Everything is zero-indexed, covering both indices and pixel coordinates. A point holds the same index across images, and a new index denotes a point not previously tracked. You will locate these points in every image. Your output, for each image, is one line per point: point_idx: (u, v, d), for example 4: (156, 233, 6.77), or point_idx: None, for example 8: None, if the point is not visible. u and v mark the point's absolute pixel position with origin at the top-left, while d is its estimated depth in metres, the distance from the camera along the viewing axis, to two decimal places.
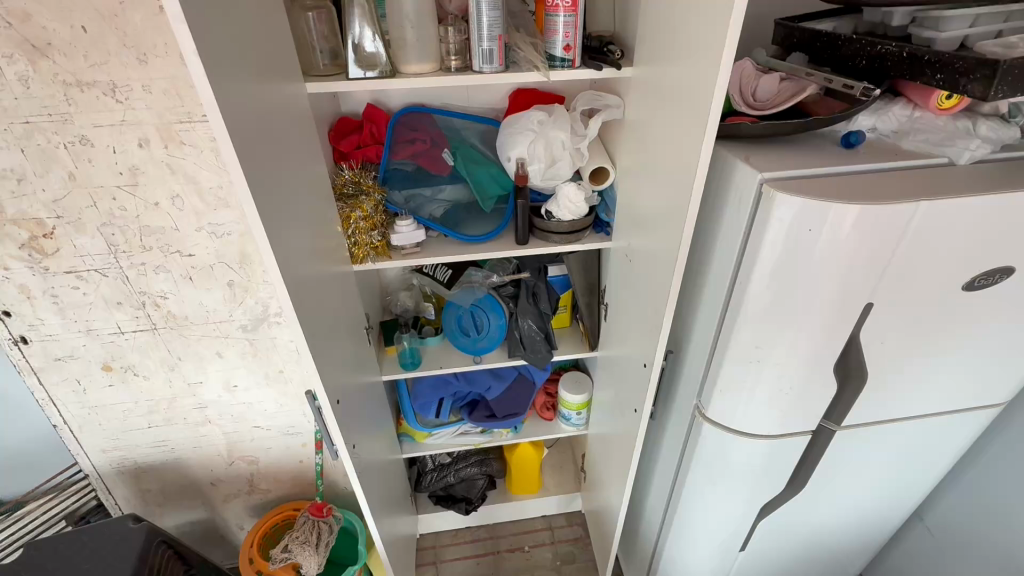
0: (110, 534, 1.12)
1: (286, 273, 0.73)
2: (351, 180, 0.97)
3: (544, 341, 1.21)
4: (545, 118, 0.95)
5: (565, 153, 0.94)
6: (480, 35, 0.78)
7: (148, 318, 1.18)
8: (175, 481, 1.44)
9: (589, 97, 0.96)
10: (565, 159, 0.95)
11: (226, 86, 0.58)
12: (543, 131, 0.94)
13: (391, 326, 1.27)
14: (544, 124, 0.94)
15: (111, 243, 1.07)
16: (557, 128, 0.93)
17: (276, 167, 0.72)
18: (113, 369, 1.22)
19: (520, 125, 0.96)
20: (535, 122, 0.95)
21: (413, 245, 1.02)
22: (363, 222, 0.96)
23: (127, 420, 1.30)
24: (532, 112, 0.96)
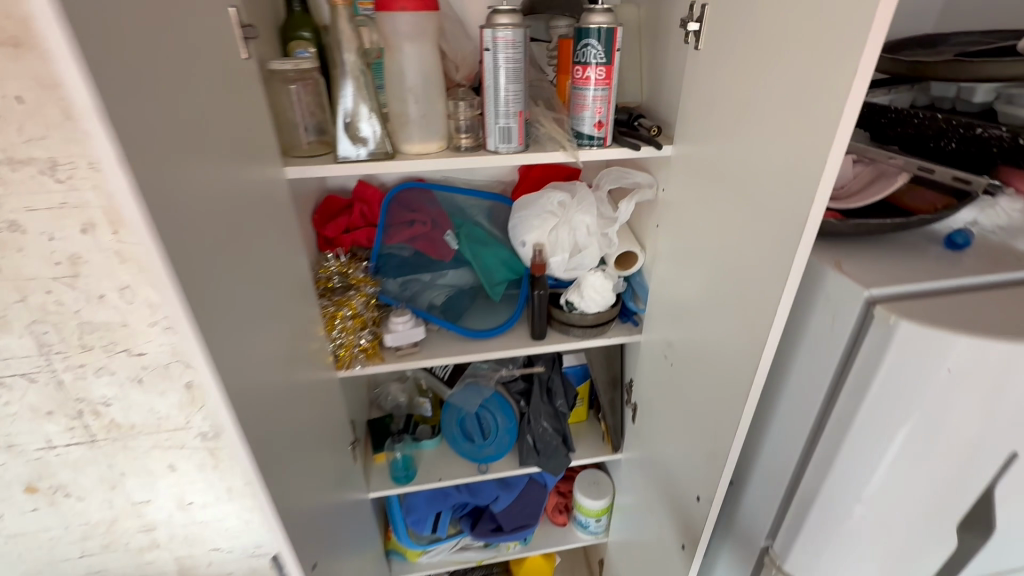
0: None
1: (258, 412, 0.56)
2: (338, 270, 0.82)
3: (561, 444, 1.05)
4: (567, 199, 0.82)
5: (592, 240, 0.81)
6: (497, 111, 0.66)
7: (85, 429, 0.86)
8: None
9: (613, 173, 0.83)
10: (592, 248, 0.81)
11: (180, 186, 0.43)
12: (567, 214, 0.81)
13: (380, 429, 1.08)
14: (566, 207, 0.81)
15: (41, 343, 0.76)
16: (582, 213, 0.80)
17: (248, 273, 0.56)
18: (38, 491, 0.91)
19: (538, 205, 0.83)
20: (555, 204, 0.82)
21: (411, 344, 0.86)
22: (351, 321, 0.81)
23: (52, 548, 1.01)
24: (551, 191, 0.83)
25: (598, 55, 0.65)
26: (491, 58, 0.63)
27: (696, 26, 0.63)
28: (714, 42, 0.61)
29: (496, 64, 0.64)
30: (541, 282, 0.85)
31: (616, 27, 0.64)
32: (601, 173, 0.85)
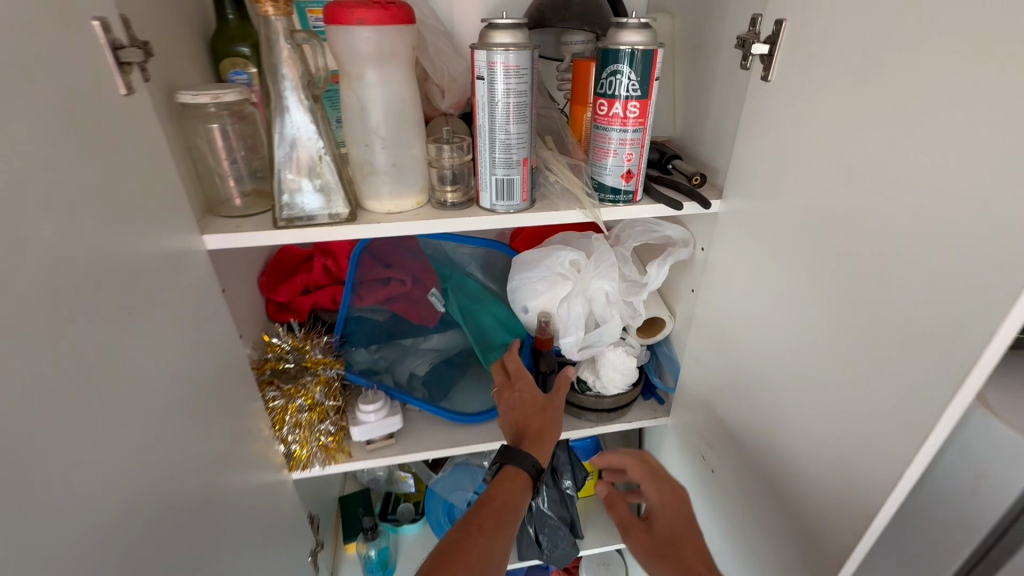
0: None
1: None
2: (292, 347, 0.65)
3: (568, 532, 0.89)
4: (580, 260, 0.65)
5: (612, 312, 0.65)
6: (492, 159, 0.49)
7: None
8: None
9: (637, 225, 0.66)
10: (615, 320, 0.65)
11: None
12: (580, 279, 0.64)
13: (354, 512, 0.92)
14: (579, 270, 0.65)
15: None
16: (599, 277, 0.63)
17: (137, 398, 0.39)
18: None
19: (544, 266, 0.66)
20: (565, 266, 0.65)
21: (385, 435, 0.69)
22: (306, 414, 0.64)
23: None
24: (559, 248, 0.67)
25: (631, 86, 0.48)
26: (486, 89, 0.46)
27: (765, 48, 0.47)
28: (794, 73, 0.45)
29: (492, 96, 0.47)
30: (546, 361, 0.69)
31: (657, 48, 0.47)
32: (623, 225, 0.68)
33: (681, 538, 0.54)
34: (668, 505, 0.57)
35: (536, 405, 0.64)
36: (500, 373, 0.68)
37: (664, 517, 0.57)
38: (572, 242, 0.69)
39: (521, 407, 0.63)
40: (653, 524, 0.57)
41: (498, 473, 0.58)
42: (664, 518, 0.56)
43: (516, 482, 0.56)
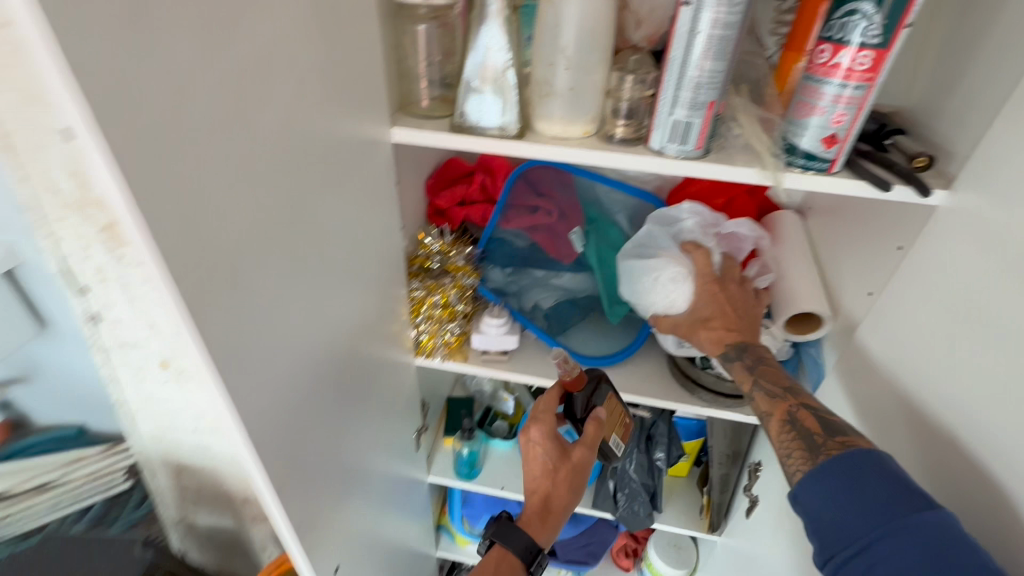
0: None
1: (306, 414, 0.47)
2: (439, 250, 0.71)
3: (648, 502, 0.88)
4: (680, 273, 0.61)
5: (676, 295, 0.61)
6: (675, 97, 0.46)
7: None
8: None
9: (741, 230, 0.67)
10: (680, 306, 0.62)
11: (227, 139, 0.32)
12: (670, 298, 0.61)
13: (457, 413, 1.01)
14: (672, 285, 0.61)
15: None
16: (687, 304, 0.61)
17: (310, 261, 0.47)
18: None
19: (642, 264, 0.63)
20: (666, 275, 0.60)
21: (501, 351, 0.74)
22: (439, 311, 0.71)
23: None
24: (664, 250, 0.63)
25: (869, 31, 0.40)
26: (691, 16, 0.42)
27: None
28: None
29: (695, 25, 0.42)
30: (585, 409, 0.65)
31: None
32: (729, 220, 0.68)
33: (714, 317, 0.59)
34: (711, 288, 0.60)
35: (553, 467, 0.65)
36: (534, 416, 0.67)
37: (702, 301, 0.60)
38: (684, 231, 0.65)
39: (532, 461, 0.66)
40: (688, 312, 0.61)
41: (488, 548, 0.64)
42: (699, 299, 0.61)
43: (503, 563, 0.62)
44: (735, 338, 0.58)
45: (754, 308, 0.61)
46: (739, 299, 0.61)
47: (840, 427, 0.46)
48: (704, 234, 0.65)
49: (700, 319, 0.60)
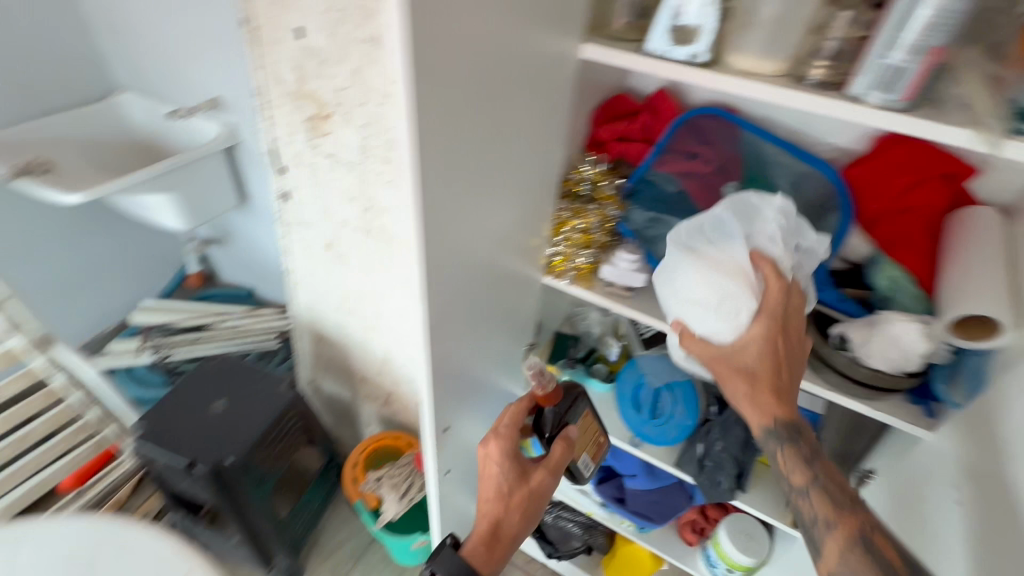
0: (267, 381, 1.26)
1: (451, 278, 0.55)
2: (591, 177, 0.77)
3: (733, 478, 0.86)
4: (747, 308, 0.63)
5: (721, 332, 0.64)
6: (894, 39, 0.43)
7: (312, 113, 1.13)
8: (340, 360, 1.53)
9: (810, 243, 0.66)
10: (725, 335, 0.64)
11: None
12: (723, 333, 0.64)
13: (563, 345, 1.06)
14: (739, 319, 0.63)
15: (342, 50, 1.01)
16: (744, 343, 0.62)
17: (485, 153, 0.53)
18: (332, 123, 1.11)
19: (709, 285, 0.65)
20: (735, 305, 0.63)
21: (626, 287, 0.77)
22: (578, 234, 0.77)
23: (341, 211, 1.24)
24: (737, 281, 0.62)
25: None
26: None
27: None
28: None
29: None
30: (549, 424, 0.80)
31: None
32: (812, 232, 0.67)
33: (757, 372, 0.62)
34: (770, 337, 0.61)
35: (512, 497, 0.76)
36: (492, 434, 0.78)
37: (757, 352, 0.62)
38: (761, 232, 0.65)
39: (487, 487, 0.77)
40: (738, 353, 0.63)
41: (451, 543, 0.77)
42: (752, 343, 0.62)
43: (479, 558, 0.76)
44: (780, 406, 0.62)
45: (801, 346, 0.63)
46: (791, 337, 0.62)
47: (912, 563, 0.52)
48: (779, 253, 0.63)
49: (753, 375, 0.63)
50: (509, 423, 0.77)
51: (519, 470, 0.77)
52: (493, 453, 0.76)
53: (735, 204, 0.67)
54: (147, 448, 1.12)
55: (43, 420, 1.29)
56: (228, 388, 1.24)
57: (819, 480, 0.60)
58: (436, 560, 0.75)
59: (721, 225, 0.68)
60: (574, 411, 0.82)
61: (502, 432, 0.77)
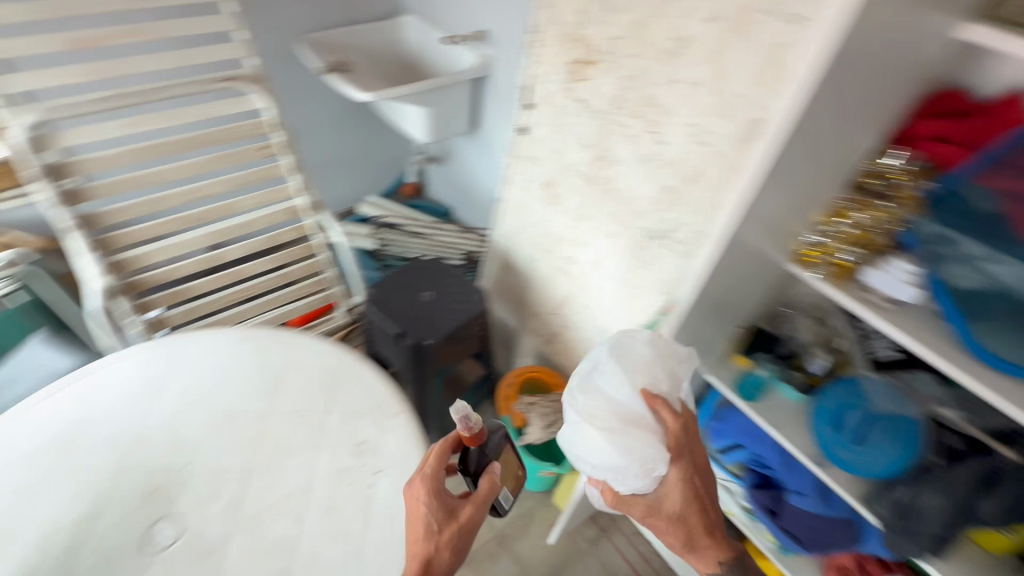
0: (465, 288, 1.43)
1: None
2: (889, 174, 0.78)
3: (932, 538, 0.77)
4: (656, 444, 0.86)
5: (640, 483, 0.88)
6: None
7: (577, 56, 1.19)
8: (519, 291, 1.67)
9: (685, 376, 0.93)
10: (641, 485, 0.88)
11: None
12: (641, 479, 0.87)
13: (762, 339, 1.01)
14: (652, 470, 0.86)
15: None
16: (658, 494, 0.90)
17: None
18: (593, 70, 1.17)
19: (616, 460, 0.87)
20: (640, 461, 0.86)
21: (883, 296, 0.78)
22: (849, 229, 0.80)
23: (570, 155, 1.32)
24: (642, 420, 0.87)
25: None
26: None
27: None
28: None
29: None
30: (473, 463, 0.87)
31: None
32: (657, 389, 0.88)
33: (691, 524, 0.92)
34: (686, 477, 0.88)
35: (438, 528, 0.77)
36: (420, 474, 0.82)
37: (685, 485, 0.88)
38: (649, 383, 0.89)
39: (414, 528, 0.78)
40: (665, 495, 0.90)
41: None
42: (673, 488, 0.89)
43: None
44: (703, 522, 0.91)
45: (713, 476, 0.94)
46: (707, 476, 0.91)
47: None
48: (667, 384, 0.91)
49: (688, 509, 0.90)
50: (436, 464, 0.82)
51: (447, 506, 0.79)
52: (423, 492, 0.80)
53: (611, 369, 0.90)
54: (371, 311, 1.36)
55: (300, 266, 1.59)
56: (435, 283, 1.43)
57: (741, 556, 0.96)
58: None
59: (605, 371, 0.91)
60: (500, 449, 0.91)
61: (430, 469, 0.82)
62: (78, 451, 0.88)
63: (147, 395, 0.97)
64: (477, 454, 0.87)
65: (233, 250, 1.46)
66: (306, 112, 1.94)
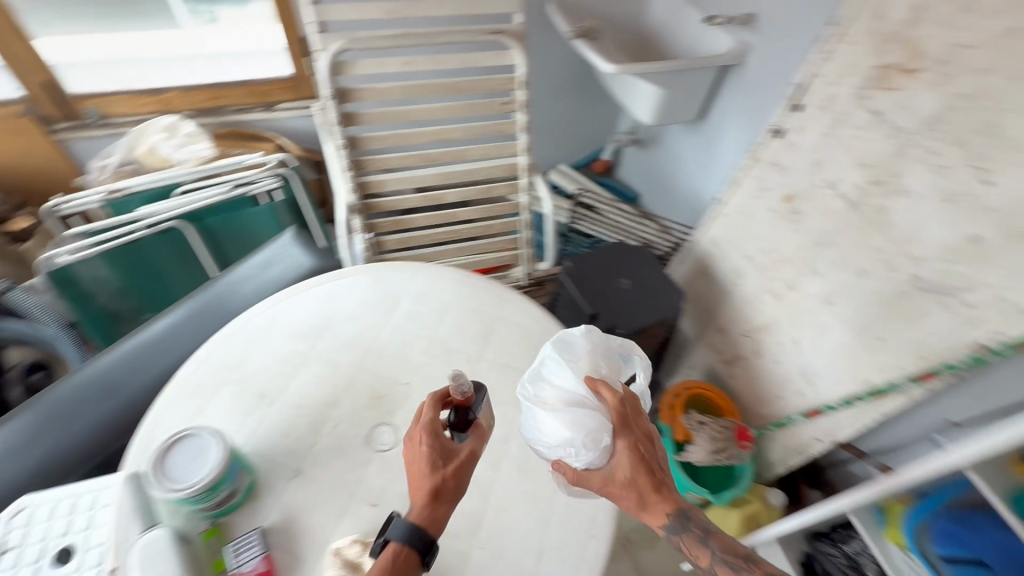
0: (661, 285, 1.36)
1: None
2: None
3: None
4: (599, 419, 0.78)
5: (594, 453, 0.78)
6: None
7: (891, 61, 1.01)
8: (710, 301, 1.56)
9: (613, 363, 0.85)
10: (594, 457, 0.78)
11: None
12: (594, 457, 0.78)
13: None
14: (599, 440, 0.77)
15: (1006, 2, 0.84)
16: (611, 465, 0.79)
17: None
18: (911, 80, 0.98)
19: (569, 444, 0.78)
20: (591, 431, 0.77)
21: None
22: None
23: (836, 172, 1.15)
24: (591, 400, 0.79)
25: None
26: None
27: None
28: None
29: None
30: (463, 421, 0.82)
31: None
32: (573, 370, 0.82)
33: (650, 490, 0.79)
34: (631, 447, 0.78)
35: (437, 462, 0.75)
36: (414, 427, 0.79)
37: (628, 452, 0.78)
38: (574, 363, 0.82)
39: (417, 468, 0.76)
40: (617, 468, 0.79)
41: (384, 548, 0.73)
42: (622, 460, 0.79)
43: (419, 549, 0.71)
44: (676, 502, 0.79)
45: (652, 442, 0.81)
46: (648, 442, 0.80)
47: None
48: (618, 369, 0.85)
49: (631, 478, 0.78)
50: (432, 419, 0.77)
51: (440, 447, 0.76)
52: (422, 440, 0.76)
53: (556, 358, 0.82)
54: (565, 283, 1.37)
55: (502, 221, 1.64)
56: (631, 273, 1.38)
57: (684, 507, 0.80)
58: (392, 529, 0.72)
59: (552, 364, 0.83)
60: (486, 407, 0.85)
61: (425, 424, 0.77)
62: (324, 341, 1.02)
63: (378, 309, 1.08)
64: (459, 417, 0.81)
65: (453, 193, 1.55)
66: (539, 73, 1.97)
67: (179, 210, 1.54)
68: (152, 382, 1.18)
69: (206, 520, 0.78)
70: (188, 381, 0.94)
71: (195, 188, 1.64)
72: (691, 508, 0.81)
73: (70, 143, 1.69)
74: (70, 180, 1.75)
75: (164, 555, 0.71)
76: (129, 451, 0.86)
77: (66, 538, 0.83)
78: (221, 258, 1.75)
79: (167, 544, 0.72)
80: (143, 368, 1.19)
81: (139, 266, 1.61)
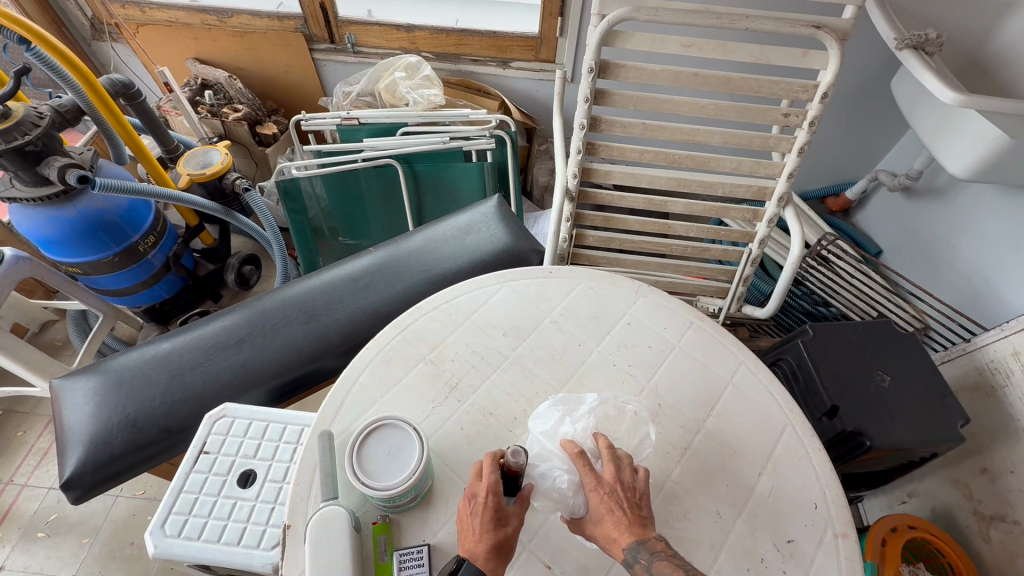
0: (936, 396, 1.02)
1: None
2: None
3: None
4: (565, 472, 0.70)
5: (576, 495, 0.68)
6: None
7: None
8: (982, 429, 1.16)
9: (586, 407, 0.77)
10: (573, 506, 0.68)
11: None
12: (570, 507, 0.68)
13: None
14: (565, 491, 0.68)
15: None
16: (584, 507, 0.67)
17: None
18: None
19: (541, 497, 0.70)
20: (558, 482, 0.69)
21: None
22: None
23: None
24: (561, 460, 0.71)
25: None
26: None
27: None
28: None
29: None
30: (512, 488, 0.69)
31: None
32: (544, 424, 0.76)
33: (613, 521, 0.63)
34: (591, 487, 0.66)
35: (500, 521, 0.64)
36: (476, 481, 0.67)
37: (589, 497, 0.65)
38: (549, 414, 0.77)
39: (467, 524, 0.64)
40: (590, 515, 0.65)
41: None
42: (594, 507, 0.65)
43: None
44: (638, 535, 0.62)
45: (632, 485, 0.67)
46: (625, 485, 0.66)
47: None
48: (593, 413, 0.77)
49: (594, 522, 0.65)
50: (497, 478, 0.65)
51: (496, 507, 0.64)
52: (481, 495, 0.65)
53: (534, 421, 0.77)
54: (803, 354, 1.10)
55: (720, 247, 1.39)
56: (897, 368, 1.06)
57: (646, 536, 0.62)
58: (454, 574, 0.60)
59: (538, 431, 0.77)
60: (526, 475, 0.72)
61: (486, 482, 0.65)
62: (525, 346, 0.91)
63: (588, 328, 0.93)
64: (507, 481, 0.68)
65: (678, 203, 1.34)
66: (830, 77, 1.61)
67: (397, 150, 1.54)
68: (343, 319, 1.19)
69: (379, 511, 0.73)
70: (387, 346, 0.90)
71: (416, 131, 1.63)
72: (655, 537, 0.62)
73: (323, 65, 1.79)
74: (314, 99, 1.88)
75: (338, 539, 0.67)
76: (325, 401, 0.84)
77: (252, 463, 0.84)
78: (417, 205, 1.75)
79: (344, 528, 0.68)
80: (339, 303, 1.21)
81: (349, 194, 1.67)
